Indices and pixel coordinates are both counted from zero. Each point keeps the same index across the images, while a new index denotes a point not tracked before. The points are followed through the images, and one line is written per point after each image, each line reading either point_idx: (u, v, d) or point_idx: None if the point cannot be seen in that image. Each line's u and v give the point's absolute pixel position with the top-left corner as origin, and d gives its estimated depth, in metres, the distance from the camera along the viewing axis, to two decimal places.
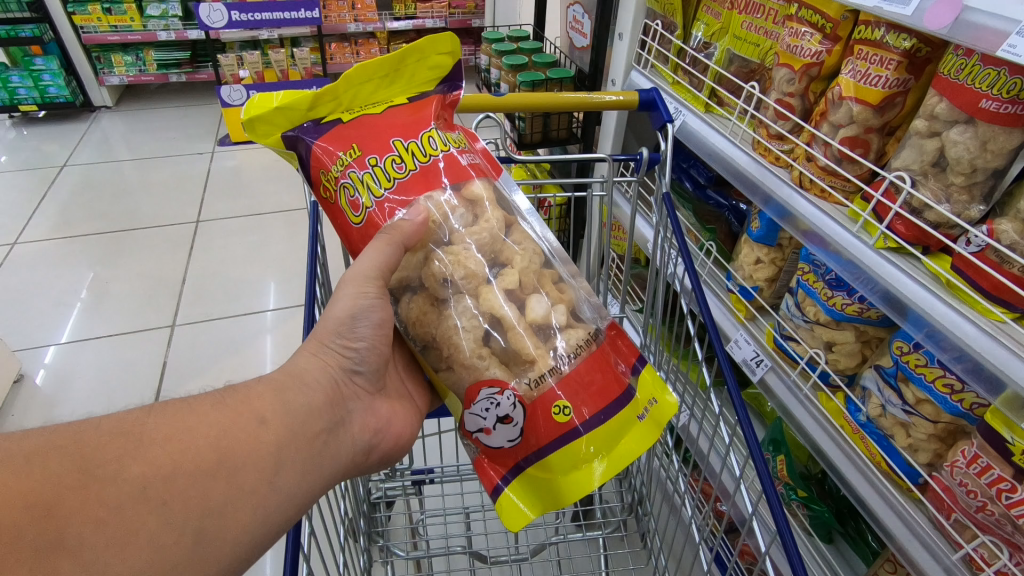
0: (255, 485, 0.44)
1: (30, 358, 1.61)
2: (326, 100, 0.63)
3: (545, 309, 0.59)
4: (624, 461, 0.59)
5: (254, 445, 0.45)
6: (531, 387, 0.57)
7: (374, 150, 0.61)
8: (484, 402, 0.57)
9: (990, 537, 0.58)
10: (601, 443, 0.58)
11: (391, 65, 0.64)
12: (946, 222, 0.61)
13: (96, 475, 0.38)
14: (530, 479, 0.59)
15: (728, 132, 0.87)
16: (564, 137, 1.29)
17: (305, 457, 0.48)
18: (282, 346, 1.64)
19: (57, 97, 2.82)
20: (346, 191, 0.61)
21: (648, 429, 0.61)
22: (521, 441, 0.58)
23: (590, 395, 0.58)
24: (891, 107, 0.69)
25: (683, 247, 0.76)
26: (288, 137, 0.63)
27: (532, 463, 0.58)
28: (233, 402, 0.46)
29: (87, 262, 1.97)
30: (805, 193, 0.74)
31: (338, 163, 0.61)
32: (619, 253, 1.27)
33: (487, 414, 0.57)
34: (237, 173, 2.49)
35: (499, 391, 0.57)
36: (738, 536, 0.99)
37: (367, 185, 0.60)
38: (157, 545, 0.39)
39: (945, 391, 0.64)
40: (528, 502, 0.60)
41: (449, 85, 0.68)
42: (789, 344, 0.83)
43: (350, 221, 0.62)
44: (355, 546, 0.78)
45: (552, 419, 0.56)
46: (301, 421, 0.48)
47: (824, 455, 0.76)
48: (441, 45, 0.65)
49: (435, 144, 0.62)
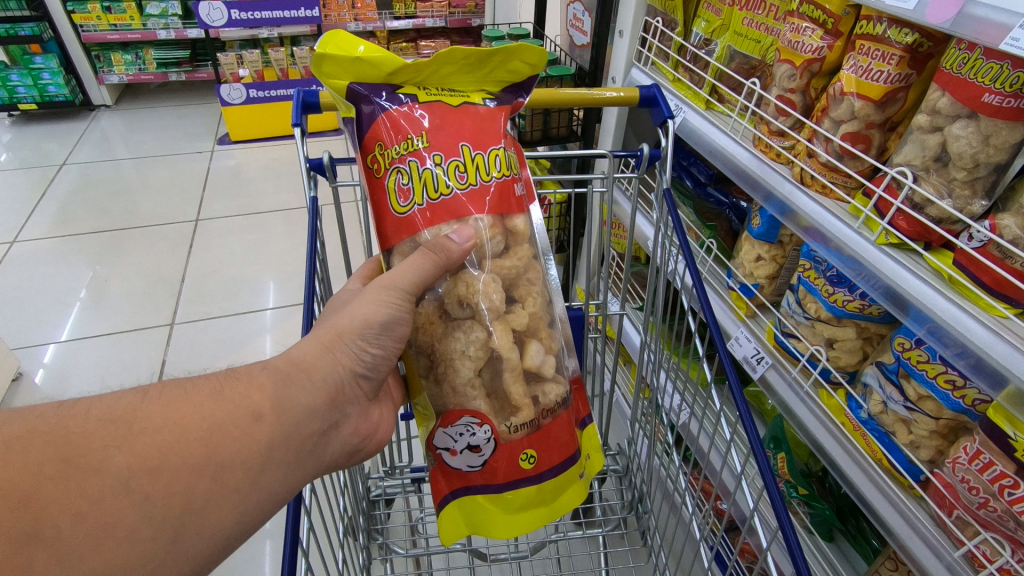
0: (240, 482, 0.43)
1: (29, 356, 1.61)
2: (409, 71, 0.61)
3: (542, 359, 0.61)
4: (556, 512, 0.65)
5: (245, 441, 0.44)
6: (509, 430, 0.60)
7: (443, 147, 0.59)
8: (461, 432, 0.60)
9: (992, 534, 0.58)
10: (546, 491, 0.64)
11: (480, 56, 0.63)
12: (948, 218, 0.61)
13: (79, 465, 0.38)
14: (475, 506, 0.63)
15: (729, 128, 0.87)
16: (565, 135, 1.29)
17: (295, 456, 0.47)
18: (282, 345, 1.64)
19: (56, 96, 2.82)
20: (399, 176, 0.59)
21: (584, 487, 0.68)
22: (480, 470, 0.62)
23: (554, 448, 0.63)
24: (892, 103, 0.69)
25: (683, 244, 0.76)
26: (357, 92, 0.61)
27: (484, 492, 0.63)
28: (231, 391, 0.45)
29: (86, 260, 1.97)
30: (806, 189, 0.74)
31: (401, 146, 0.59)
32: (618, 251, 1.27)
33: (460, 440, 0.60)
34: (236, 172, 2.48)
35: (479, 424, 0.60)
36: (739, 534, 0.99)
37: (424, 180, 0.59)
38: (136, 538, 0.38)
39: (948, 387, 0.63)
40: (466, 523, 0.64)
41: (514, 91, 0.68)
42: (790, 341, 0.83)
43: (391, 207, 0.60)
44: (355, 545, 0.78)
45: (517, 463, 0.61)
46: (298, 420, 0.47)
47: (824, 453, 0.76)
48: (528, 55, 0.65)
49: (499, 163, 0.61)
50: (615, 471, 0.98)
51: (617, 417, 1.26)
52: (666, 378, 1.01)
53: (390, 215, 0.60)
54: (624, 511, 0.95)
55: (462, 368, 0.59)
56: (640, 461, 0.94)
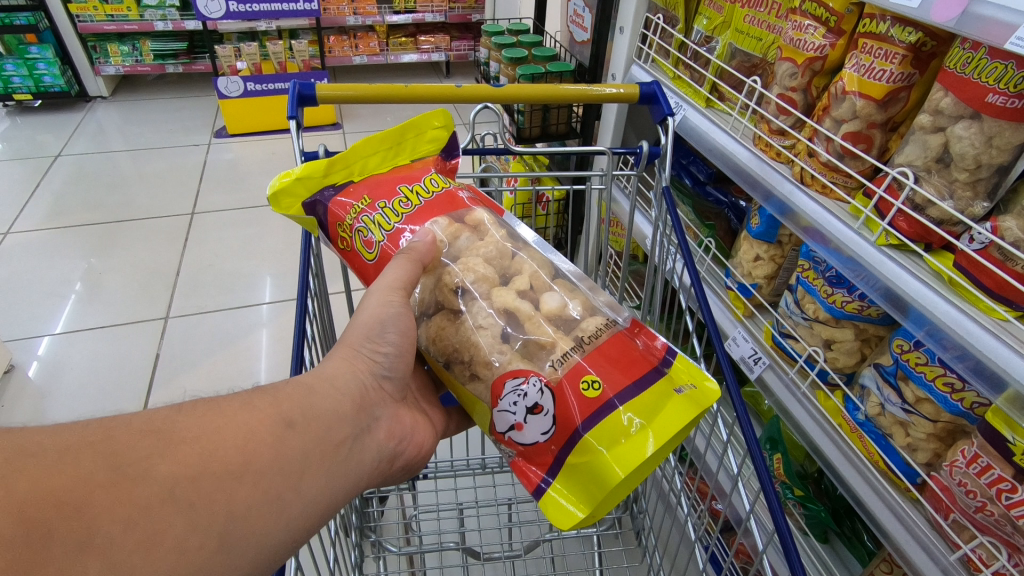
0: (280, 489, 0.42)
1: (23, 349, 1.59)
2: (339, 168, 0.66)
3: (560, 300, 0.60)
4: (669, 442, 0.53)
5: (279, 448, 0.43)
6: (555, 370, 0.55)
7: (382, 195, 0.64)
8: (513, 397, 0.55)
9: (990, 538, 0.58)
10: (641, 415, 0.53)
11: (398, 134, 0.68)
12: (949, 219, 0.60)
13: (127, 472, 0.36)
14: (574, 470, 0.54)
15: (729, 127, 0.86)
16: (564, 132, 1.28)
17: (330, 463, 0.46)
18: (277, 340, 1.63)
19: (52, 86, 2.78)
20: (360, 233, 0.62)
21: (690, 405, 0.55)
22: (556, 433, 0.54)
23: (616, 369, 0.55)
24: (894, 102, 0.68)
25: (681, 242, 0.75)
26: (306, 207, 0.66)
27: (571, 451, 0.54)
28: (261, 401, 0.44)
29: (81, 253, 1.95)
30: (806, 189, 0.73)
31: (351, 212, 0.63)
32: (617, 249, 1.26)
33: (517, 409, 0.55)
34: (234, 165, 2.46)
35: (524, 380, 0.55)
36: (733, 534, 0.98)
37: (378, 222, 0.62)
38: (184, 548, 0.37)
39: (946, 390, 0.63)
40: (577, 500, 0.54)
41: (448, 153, 0.72)
42: (788, 341, 0.82)
43: (364, 259, 0.63)
44: (347, 543, 0.77)
45: (581, 396, 0.54)
46: (326, 426, 0.46)
47: (821, 454, 0.75)
48: (435, 119, 0.69)
49: (436, 183, 0.67)
50: None
51: None
52: None
53: (366, 263, 0.63)
54: (619, 511, 0.95)
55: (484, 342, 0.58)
56: None
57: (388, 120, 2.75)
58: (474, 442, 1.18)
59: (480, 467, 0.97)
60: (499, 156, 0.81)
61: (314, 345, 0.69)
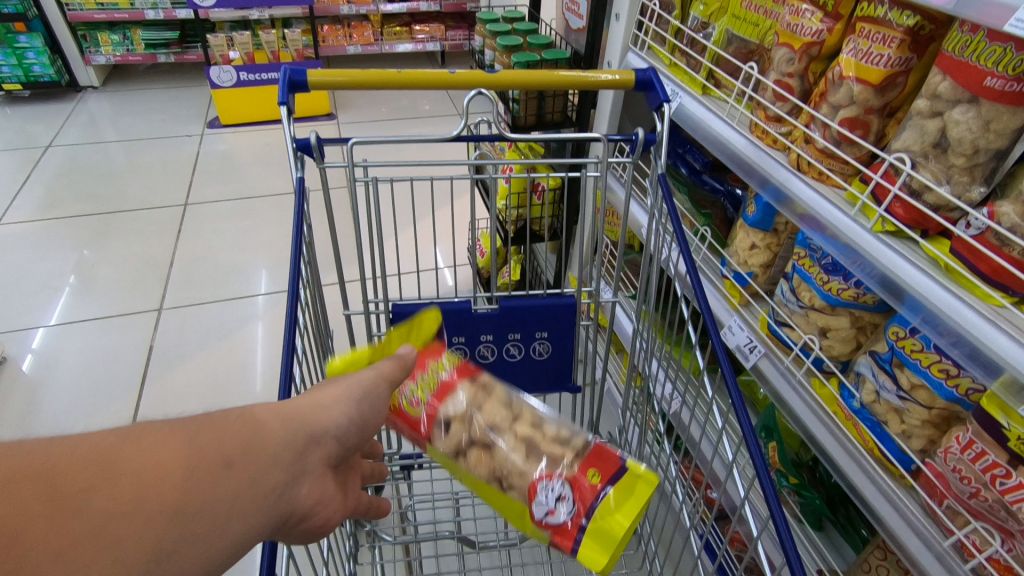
0: (206, 528, 0.34)
1: (16, 341, 1.58)
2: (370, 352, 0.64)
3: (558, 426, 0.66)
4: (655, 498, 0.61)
5: (218, 492, 0.35)
6: (568, 468, 0.62)
7: (416, 369, 0.66)
8: (544, 500, 0.61)
9: (983, 524, 0.58)
10: (630, 479, 0.61)
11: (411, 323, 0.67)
12: (946, 204, 0.60)
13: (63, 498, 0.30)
14: (598, 533, 0.59)
15: (725, 114, 0.86)
16: (559, 120, 1.27)
17: (257, 516, 0.37)
18: (272, 332, 1.63)
19: (42, 76, 2.75)
20: (415, 418, 0.65)
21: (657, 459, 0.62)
22: (577, 509, 0.61)
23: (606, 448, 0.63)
24: (892, 87, 0.67)
25: (677, 231, 0.74)
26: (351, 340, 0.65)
27: (591, 519, 0.60)
28: (206, 428, 0.37)
29: (73, 244, 1.93)
30: (802, 176, 0.73)
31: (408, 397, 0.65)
32: (612, 239, 1.24)
33: (548, 501, 0.61)
34: (227, 156, 2.44)
35: (551, 478, 0.62)
36: (728, 523, 0.98)
37: (426, 385, 0.66)
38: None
39: (941, 376, 0.63)
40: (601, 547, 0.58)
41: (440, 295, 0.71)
42: (783, 330, 0.82)
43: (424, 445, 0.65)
44: (341, 532, 0.77)
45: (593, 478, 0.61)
46: (264, 467, 0.38)
47: (816, 442, 0.76)
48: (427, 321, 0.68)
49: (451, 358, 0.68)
50: None
51: (608, 405, 1.27)
52: (657, 367, 1.00)
53: (415, 420, 0.65)
54: None
55: (501, 446, 0.63)
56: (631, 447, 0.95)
57: (382, 110, 2.73)
58: None
59: None
60: (493, 143, 0.81)
61: (306, 333, 0.68)
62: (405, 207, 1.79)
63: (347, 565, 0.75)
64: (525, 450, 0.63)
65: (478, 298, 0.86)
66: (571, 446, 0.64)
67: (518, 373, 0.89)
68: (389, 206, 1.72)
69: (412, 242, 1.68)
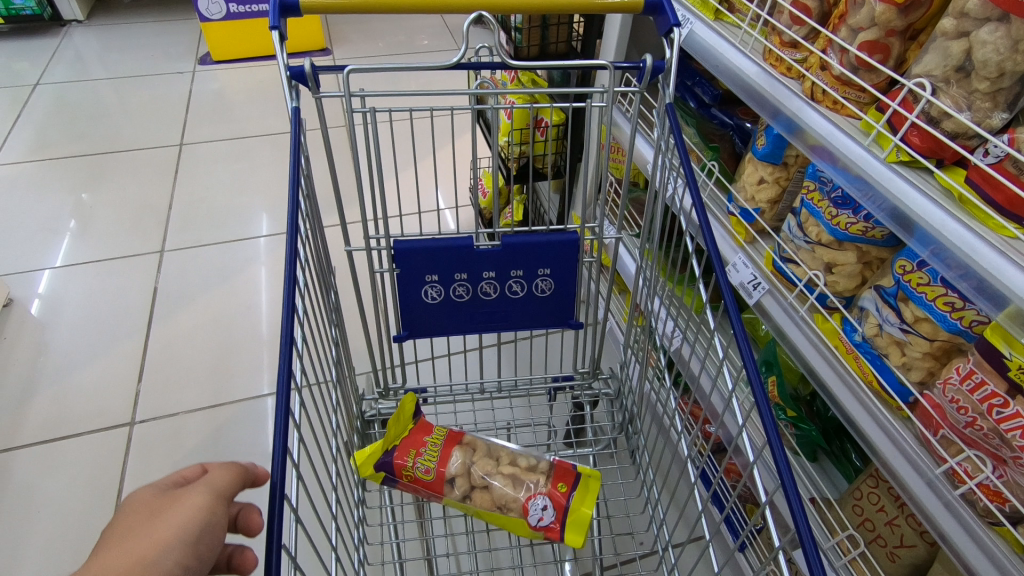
0: None
1: (21, 283, 1.58)
2: (379, 448, 0.77)
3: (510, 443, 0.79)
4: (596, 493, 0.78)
5: None
6: (539, 484, 0.78)
7: (416, 448, 0.79)
8: (535, 512, 0.76)
9: (976, 452, 0.59)
10: (588, 497, 0.77)
11: (397, 416, 0.79)
12: (964, 132, 0.58)
13: None
14: (576, 518, 0.76)
15: (737, 41, 0.82)
16: (563, 52, 1.21)
17: None
18: (273, 273, 1.63)
19: (24, 8, 2.64)
20: (422, 466, 0.78)
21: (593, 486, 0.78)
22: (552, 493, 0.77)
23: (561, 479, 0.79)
24: (917, 7, 0.63)
25: (685, 163, 0.72)
26: (379, 472, 0.77)
27: (572, 504, 0.77)
28: None
29: (68, 186, 1.91)
30: (816, 105, 0.70)
31: (417, 466, 0.78)
32: (616, 176, 1.22)
33: (542, 517, 0.76)
34: (220, 94, 2.37)
35: (535, 497, 0.77)
36: (724, 455, 1.01)
37: (429, 456, 0.79)
38: None
39: (946, 309, 0.63)
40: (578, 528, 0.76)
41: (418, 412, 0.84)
42: (788, 266, 0.81)
43: (426, 475, 0.78)
44: (349, 462, 0.79)
45: (561, 488, 0.78)
46: None
47: (817, 377, 0.76)
48: (408, 403, 0.81)
49: (439, 432, 0.82)
50: (607, 394, 0.99)
51: (610, 344, 1.28)
52: (659, 305, 1.00)
53: (431, 486, 0.78)
54: (614, 432, 0.97)
55: (496, 484, 0.78)
56: (632, 383, 0.96)
57: (379, 46, 2.62)
58: (472, 369, 1.20)
59: (478, 391, 0.99)
60: (494, 71, 0.77)
61: (307, 268, 0.68)
62: (404, 147, 1.75)
63: (356, 493, 0.78)
64: (511, 481, 0.78)
65: (480, 235, 0.84)
66: (539, 470, 0.80)
67: (520, 311, 0.89)
68: (388, 146, 1.68)
69: (412, 183, 1.65)
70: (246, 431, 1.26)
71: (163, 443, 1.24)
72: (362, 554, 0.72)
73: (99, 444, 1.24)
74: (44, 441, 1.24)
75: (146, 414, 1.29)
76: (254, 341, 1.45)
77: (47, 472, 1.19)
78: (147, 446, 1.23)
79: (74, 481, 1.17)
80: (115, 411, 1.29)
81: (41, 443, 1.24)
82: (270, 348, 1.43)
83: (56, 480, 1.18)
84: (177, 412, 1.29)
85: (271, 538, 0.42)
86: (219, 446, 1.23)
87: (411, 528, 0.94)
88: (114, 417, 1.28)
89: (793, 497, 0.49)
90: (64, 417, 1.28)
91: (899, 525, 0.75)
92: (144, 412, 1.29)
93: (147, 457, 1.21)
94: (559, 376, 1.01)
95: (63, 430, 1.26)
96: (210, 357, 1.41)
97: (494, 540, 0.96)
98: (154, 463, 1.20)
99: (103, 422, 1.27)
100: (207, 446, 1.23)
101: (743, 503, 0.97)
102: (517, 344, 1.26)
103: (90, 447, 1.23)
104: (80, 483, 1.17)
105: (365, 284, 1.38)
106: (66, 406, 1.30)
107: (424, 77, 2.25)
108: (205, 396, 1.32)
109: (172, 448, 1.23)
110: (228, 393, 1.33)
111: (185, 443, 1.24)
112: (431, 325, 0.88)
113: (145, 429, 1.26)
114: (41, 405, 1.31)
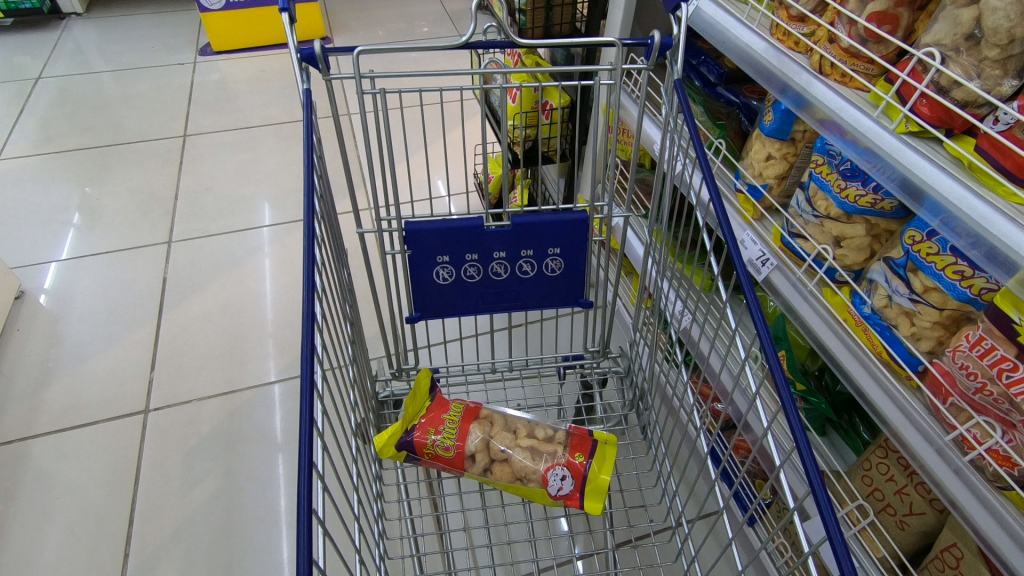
0: None
1: (31, 275, 1.60)
2: (401, 426, 0.79)
3: None
4: (613, 461, 0.80)
5: None
6: (557, 454, 0.80)
7: (435, 425, 0.80)
8: (554, 482, 0.77)
9: (985, 418, 0.60)
10: (604, 463, 0.79)
11: (414, 394, 0.80)
12: (974, 101, 0.58)
13: None
14: (596, 485, 0.78)
15: (746, 17, 0.82)
16: (567, 33, 1.21)
17: None
18: (282, 262, 1.64)
19: (23, 2, 2.63)
20: (441, 443, 0.79)
21: (609, 452, 0.80)
22: (572, 462, 0.78)
23: (576, 448, 0.80)
24: None
25: (695, 138, 0.71)
26: (401, 451, 0.79)
27: (593, 470, 0.78)
28: None
29: (74, 179, 1.91)
30: (824, 79, 0.70)
31: (439, 443, 0.79)
32: (624, 157, 1.22)
33: (559, 484, 0.77)
34: (222, 84, 2.37)
35: (558, 468, 0.78)
36: (734, 432, 1.03)
37: (449, 434, 0.80)
38: None
39: (955, 278, 0.63)
40: (596, 497, 0.77)
41: (435, 390, 0.85)
42: (797, 241, 0.82)
43: (447, 453, 0.79)
44: (366, 440, 0.81)
45: (578, 454, 0.79)
46: None
47: (826, 351, 0.77)
48: (423, 380, 0.82)
49: (455, 410, 0.83)
50: (616, 372, 1.00)
51: (618, 326, 1.30)
52: (668, 286, 1.01)
53: (452, 463, 0.79)
54: (624, 410, 0.98)
55: (515, 456, 0.79)
56: (642, 361, 0.97)
57: (379, 34, 2.61)
58: (483, 352, 1.22)
59: (489, 372, 1.01)
60: (502, 51, 0.77)
61: (323, 250, 0.69)
62: (409, 135, 1.75)
63: (373, 470, 0.79)
64: (530, 453, 0.80)
65: (489, 215, 0.85)
66: (557, 441, 0.81)
67: (530, 290, 0.90)
68: (393, 131, 1.67)
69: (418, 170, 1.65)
70: (257, 417, 1.28)
71: (178, 429, 1.25)
72: (381, 527, 0.73)
73: (115, 432, 1.25)
74: (60, 430, 1.26)
75: (160, 402, 1.30)
76: (264, 329, 1.46)
77: (65, 460, 1.21)
78: (163, 433, 1.25)
79: (92, 468, 1.19)
80: (129, 399, 1.31)
81: (58, 431, 1.26)
82: (280, 337, 1.45)
83: (74, 467, 1.20)
84: (190, 399, 1.31)
85: (300, 503, 0.43)
86: (233, 433, 1.25)
87: (426, 506, 0.96)
88: (128, 405, 1.30)
89: (811, 468, 0.50)
90: (80, 406, 1.30)
91: (909, 493, 0.76)
92: (159, 400, 1.31)
93: (163, 443, 1.23)
94: (569, 355, 1.02)
95: (80, 418, 1.28)
96: (221, 345, 1.42)
97: (508, 516, 0.97)
98: (170, 449, 1.22)
99: (118, 410, 1.29)
100: (222, 431, 1.25)
101: (753, 478, 0.99)
102: (527, 326, 1.27)
103: (106, 434, 1.25)
104: (98, 470, 1.19)
105: (374, 270, 1.39)
106: (81, 395, 1.32)
107: (426, 63, 2.24)
108: (218, 383, 1.34)
109: (187, 434, 1.25)
110: (240, 380, 1.35)
111: (200, 429, 1.26)
112: (443, 305, 0.89)
113: (160, 416, 1.28)
114: (56, 394, 1.32)
